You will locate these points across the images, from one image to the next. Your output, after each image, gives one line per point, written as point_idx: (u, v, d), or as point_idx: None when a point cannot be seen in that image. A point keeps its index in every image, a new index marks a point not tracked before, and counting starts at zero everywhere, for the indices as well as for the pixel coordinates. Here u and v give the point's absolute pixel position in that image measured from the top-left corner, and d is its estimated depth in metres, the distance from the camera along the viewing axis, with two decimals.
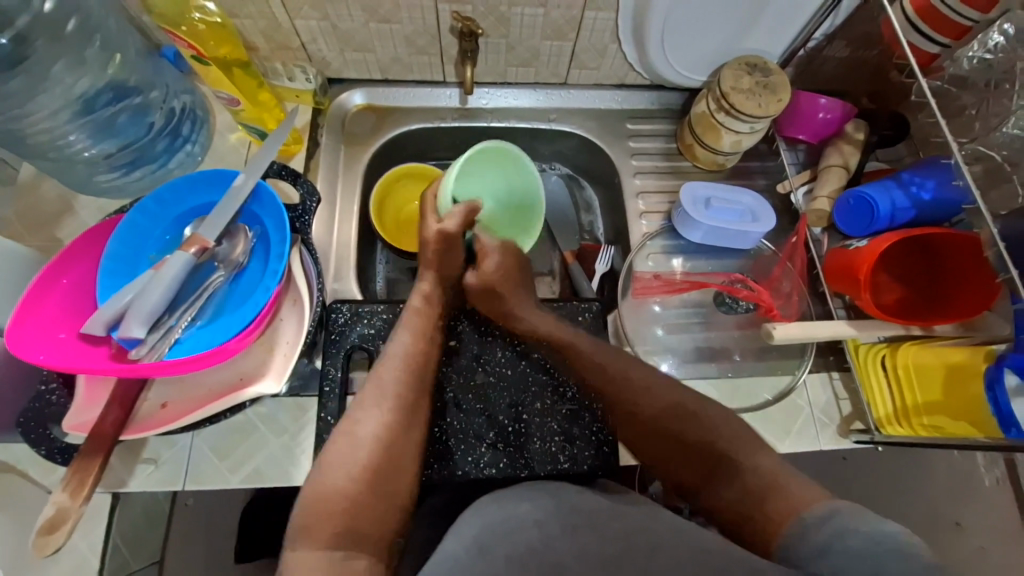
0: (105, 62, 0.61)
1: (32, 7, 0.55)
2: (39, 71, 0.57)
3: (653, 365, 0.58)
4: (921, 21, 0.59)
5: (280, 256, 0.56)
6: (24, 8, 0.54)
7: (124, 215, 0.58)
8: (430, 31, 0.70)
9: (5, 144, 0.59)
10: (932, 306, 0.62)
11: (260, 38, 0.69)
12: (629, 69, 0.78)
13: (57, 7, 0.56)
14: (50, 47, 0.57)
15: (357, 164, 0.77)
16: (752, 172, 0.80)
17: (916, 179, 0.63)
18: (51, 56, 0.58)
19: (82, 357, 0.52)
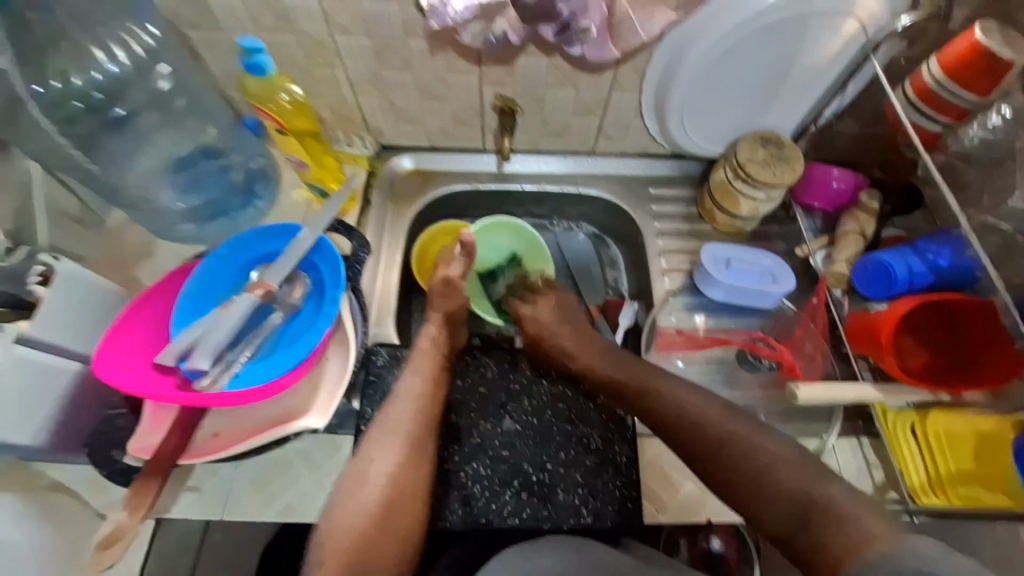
0: (201, 131, 0.74)
1: (149, 87, 0.69)
2: (144, 135, 0.71)
3: None
4: (922, 104, 0.62)
5: (332, 299, 0.62)
6: (142, 87, 0.69)
7: (202, 261, 0.65)
8: (474, 107, 0.79)
9: (111, 194, 0.72)
10: (959, 371, 0.63)
11: (328, 112, 0.80)
12: (651, 141, 0.85)
13: (170, 87, 0.70)
14: (156, 117, 0.71)
15: (402, 220, 0.85)
16: (771, 236, 0.84)
17: (932, 246, 0.65)
18: (157, 125, 0.72)
19: (150, 384, 0.57)
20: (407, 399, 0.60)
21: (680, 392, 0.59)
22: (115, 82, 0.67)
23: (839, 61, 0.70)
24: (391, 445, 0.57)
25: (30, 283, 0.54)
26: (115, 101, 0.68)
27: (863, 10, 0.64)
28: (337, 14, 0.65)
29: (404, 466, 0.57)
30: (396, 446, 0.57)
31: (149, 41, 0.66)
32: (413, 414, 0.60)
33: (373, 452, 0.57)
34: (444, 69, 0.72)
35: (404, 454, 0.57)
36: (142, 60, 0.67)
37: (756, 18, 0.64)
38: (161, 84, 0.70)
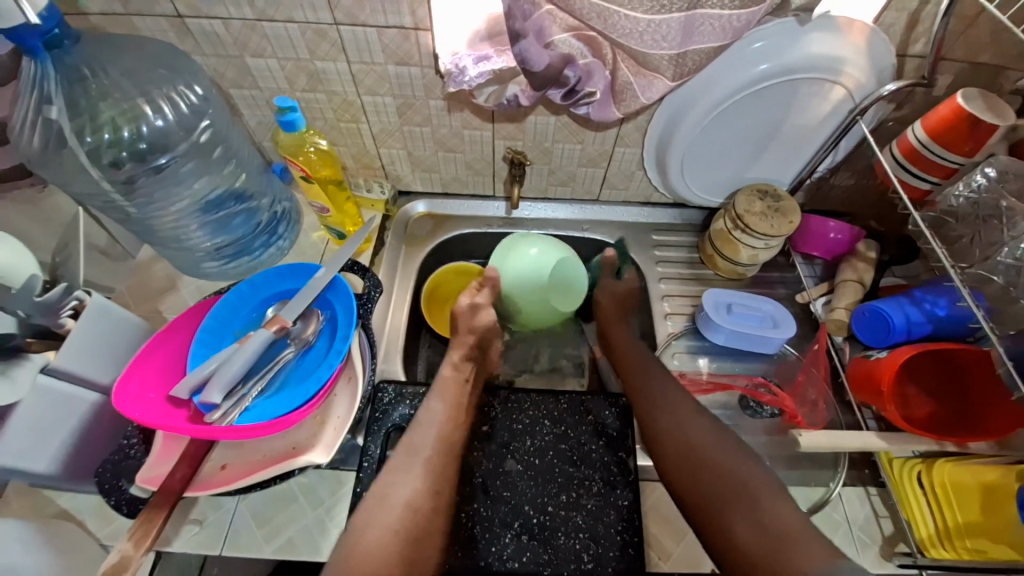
0: (233, 178, 0.77)
1: (191, 139, 0.72)
2: (180, 179, 0.74)
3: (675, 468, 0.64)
4: (909, 164, 0.65)
5: (344, 337, 0.65)
6: (184, 138, 0.72)
7: (221, 296, 0.69)
8: (486, 158, 0.85)
9: (145, 232, 0.77)
10: (963, 421, 0.63)
11: (350, 159, 0.86)
12: (654, 190, 0.89)
13: (210, 139, 0.73)
14: (196, 166, 0.74)
15: (414, 260, 0.90)
16: (772, 281, 0.86)
17: (928, 296, 0.67)
18: (197, 173, 0.75)
19: (165, 416, 0.59)
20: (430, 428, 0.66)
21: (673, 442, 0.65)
22: (159, 135, 0.70)
23: (830, 121, 0.73)
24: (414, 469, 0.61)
25: (64, 316, 0.58)
26: (159, 152, 0.71)
27: (849, 79, 0.68)
28: (364, 76, 0.71)
29: (427, 489, 0.61)
30: (415, 473, 0.62)
31: (194, 100, 0.71)
32: (432, 439, 0.65)
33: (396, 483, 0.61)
34: (460, 124, 0.78)
35: (424, 478, 0.62)
36: (185, 116, 0.71)
37: (746, 85, 0.69)
38: (203, 137, 0.73)
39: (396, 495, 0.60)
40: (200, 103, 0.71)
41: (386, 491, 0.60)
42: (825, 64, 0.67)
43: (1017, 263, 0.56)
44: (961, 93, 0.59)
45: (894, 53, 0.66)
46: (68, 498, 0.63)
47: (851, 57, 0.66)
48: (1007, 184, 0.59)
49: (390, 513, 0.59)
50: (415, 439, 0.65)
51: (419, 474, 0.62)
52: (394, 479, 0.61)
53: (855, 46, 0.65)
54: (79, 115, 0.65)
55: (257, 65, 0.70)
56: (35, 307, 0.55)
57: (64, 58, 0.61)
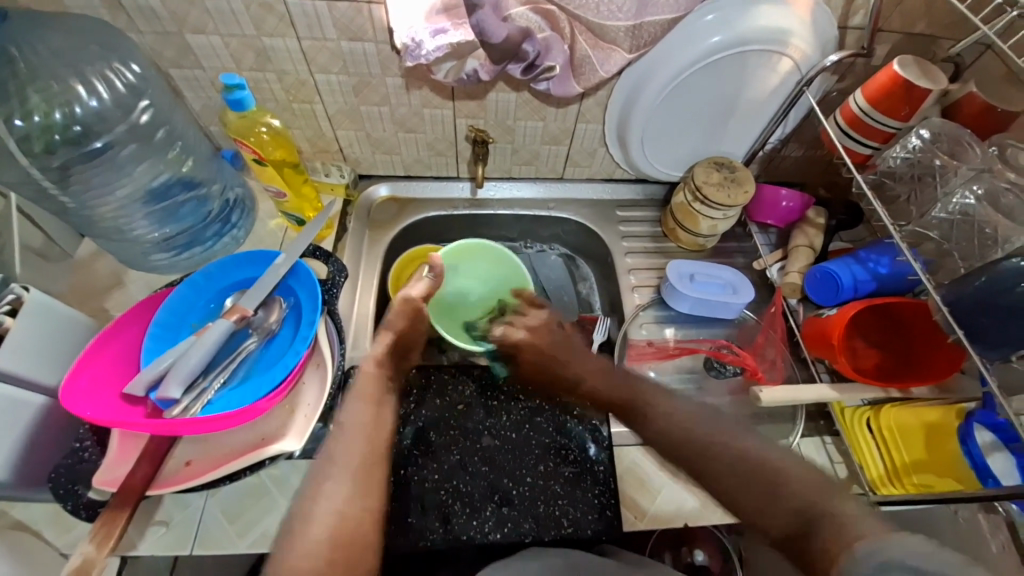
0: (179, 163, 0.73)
1: (130, 120, 0.68)
2: (123, 166, 0.70)
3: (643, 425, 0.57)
4: (852, 130, 0.68)
5: (309, 323, 0.63)
6: (123, 120, 0.68)
7: (175, 289, 0.65)
8: (447, 137, 0.83)
9: (85, 225, 0.72)
10: (907, 369, 0.68)
11: (306, 143, 0.83)
12: (616, 166, 0.91)
13: (152, 120, 0.69)
14: (137, 151, 0.70)
15: (379, 246, 0.88)
16: (730, 252, 0.90)
17: (871, 256, 0.72)
18: (138, 158, 0.70)
19: (119, 414, 0.56)
20: (348, 428, 0.56)
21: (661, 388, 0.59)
22: (95, 116, 0.66)
23: (779, 93, 0.76)
24: (340, 476, 0.52)
25: (0, 313, 0.53)
26: (94, 135, 0.67)
27: (795, 50, 0.71)
28: (316, 53, 0.69)
29: (356, 496, 0.51)
30: (347, 480, 0.51)
31: (132, 78, 0.67)
32: (359, 441, 0.55)
33: (318, 485, 0.51)
34: (419, 103, 0.77)
35: (355, 482, 0.52)
36: (122, 95, 0.67)
37: (700, 56, 0.70)
38: (144, 118, 0.69)
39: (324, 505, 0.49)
40: (139, 82, 0.67)
41: (312, 501, 0.50)
42: (772, 35, 0.69)
43: (951, 216, 0.61)
44: (897, 60, 0.63)
45: (835, 25, 0.69)
46: (21, 509, 0.58)
47: (797, 29, 0.69)
48: (940, 145, 0.64)
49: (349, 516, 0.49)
50: (357, 448, 0.54)
51: (348, 483, 0.51)
52: (323, 491, 0.50)
53: (800, 18, 0.68)
54: (7, 99, 0.60)
55: (198, 42, 0.66)
56: None
57: None
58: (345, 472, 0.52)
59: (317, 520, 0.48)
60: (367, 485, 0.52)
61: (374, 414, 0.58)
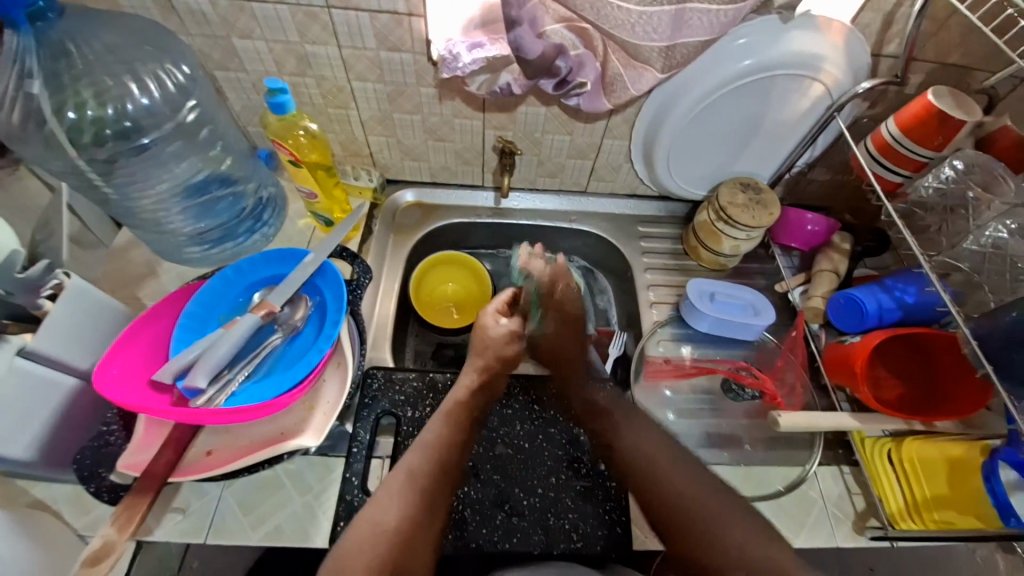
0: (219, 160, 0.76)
1: (178, 118, 0.70)
2: (165, 161, 0.72)
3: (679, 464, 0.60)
4: (883, 158, 0.68)
5: (334, 322, 0.64)
6: (171, 117, 0.70)
7: (206, 281, 0.67)
8: (475, 147, 0.85)
9: (124, 216, 0.74)
10: (933, 403, 0.66)
11: (338, 147, 0.86)
12: (639, 182, 0.92)
13: (197, 119, 0.71)
14: (182, 147, 0.72)
15: (402, 250, 0.90)
16: (751, 272, 0.90)
17: (898, 284, 0.71)
18: (183, 154, 0.72)
19: (146, 400, 0.58)
20: (425, 449, 0.60)
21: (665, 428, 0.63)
22: (145, 112, 0.67)
23: (809, 117, 0.77)
24: (406, 493, 0.56)
25: (42, 297, 0.55)
26: (142, 132, 0.68)
27: (827, 75, 0.71)
28: (355, 61, 0.71)
29: (417, 516, 0.55)
30: (410, 497, 0.56)
31: (182, 78, 0.69)
32: (428, 463, 0.59)
33: (385, 501, 0.56)
34: (451, 113, 0.79)
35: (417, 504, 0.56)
36: (172, 95, 0.68)
37: (732, 78, 0.71)
38: (190, 116, 0.71)
39: (387, 520, 0.54)
40: (188, 83, 0.69)
41: (378, 516, 0.54)
42: (805, 60, 0.69)
43: (982, 249, 0.60)
44: (931, 90, 0.62)
45: (870, 53, 0.69)
46: (42, 489, 0.60)
47: (830, 54, 0.69)
48: (973, 176, 0.63)
49: (377, 535, 0.53)
50: (416, 464, 0.58)
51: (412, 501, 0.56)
52: (385, 502, 0.55)
53: (834, 45, 0.68)
54: (60, 91, 0.62)
55: (244, 46, 0.69)
56: (16, 284, 0.52)
57: (47, 33, 0.58)
58: (414, 493, 0.56)
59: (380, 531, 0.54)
60: (429, 503, 0.57)
61: (448, 436, 0.62)
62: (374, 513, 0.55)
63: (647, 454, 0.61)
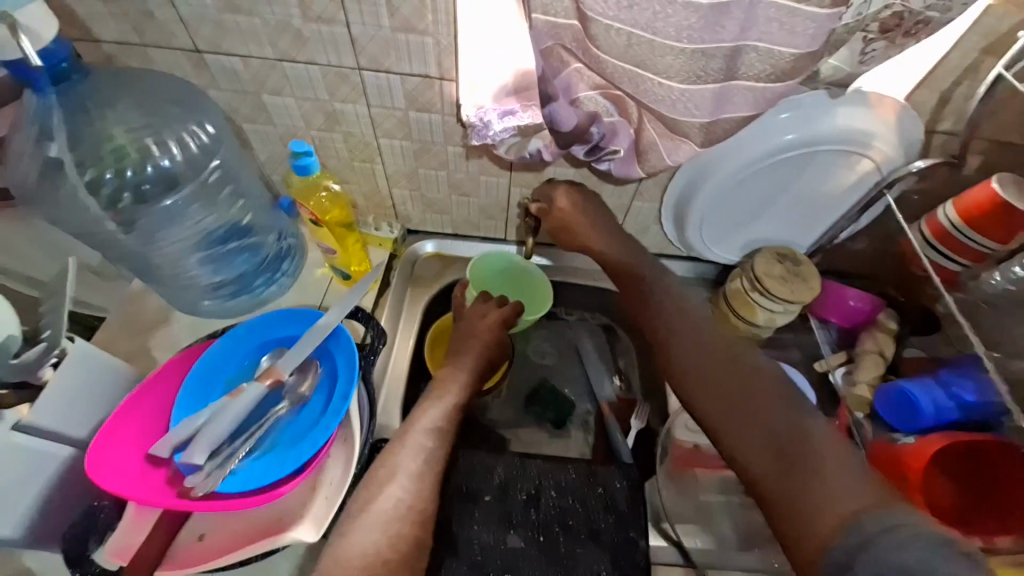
0: (229, 204, 0.74)
1: (201, 179, 0.70)
2: (181, 213, 0.70)
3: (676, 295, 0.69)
4: (940, 244, 0.64)
5: (343, 396, 0.61)
6: (194, 178, 0.70)
7: (215, 343, 0.66)
8: (500, 204, 0.83)
9: (143, 271, 0.73)
10: (986, 514, 0.61)
11: (361, 198, 0.84)
12: (668, 244, 0.88)
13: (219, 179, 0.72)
14: (202, 206, 0.72)
15: (419, 304, 0.87)
16: (785, 345, 0.85)
17: (955, 380, 0.66)
18: (203, 213, 0.72)
19: (142, 479, 0.56)
20: (424, 428, 0.64)
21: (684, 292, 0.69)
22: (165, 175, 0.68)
23: (853, 191, 0.73)
24: (416, 475, 0.60)
25: (44, 368, 0.53)
26: (164, 193, 0.69)
27: (877, 152, 0.67)
28: (383, 120, 0.70)
29: (428, 493, 0.59)
30: (416, 474, 0.60)
31: (206, 138, 0.69)
32: (435, 440, 0.63)
33: (393, 477, 0.59)
34: (477, 171, 0.77)
35: (429, 484, 0.60)
36: (195, 156, 0.69)
37: (771, 153, 0.67)
38: (212, 177, 0.71)
39: (403, 498, 0.57)
40: (212, 142, 0.69)
41: (390, 493, 0.58)
42: (852, 137, 0.66)
43: None
44: (997, 178, 0.59)
45: (922, 129, 0.65)
46: None
47: (880, 132, 0.65)
48: None
49: (390, 507, 0.57)
50: (428, 447, 0.62)
51: (418, 480, 0.59)
52: (398, 480, 0.59)
53: (884, 121, 0.65)
54: (80, 144, 0.62)
55: (273, 102, 0.68)
56: (11, 369, 0.50)
57: (70, 93, 0.58)
58: (417, 474, 0.60)
59: (392, 499, 0.57)
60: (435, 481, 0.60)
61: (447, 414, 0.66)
62: (386, 495, 0.57)
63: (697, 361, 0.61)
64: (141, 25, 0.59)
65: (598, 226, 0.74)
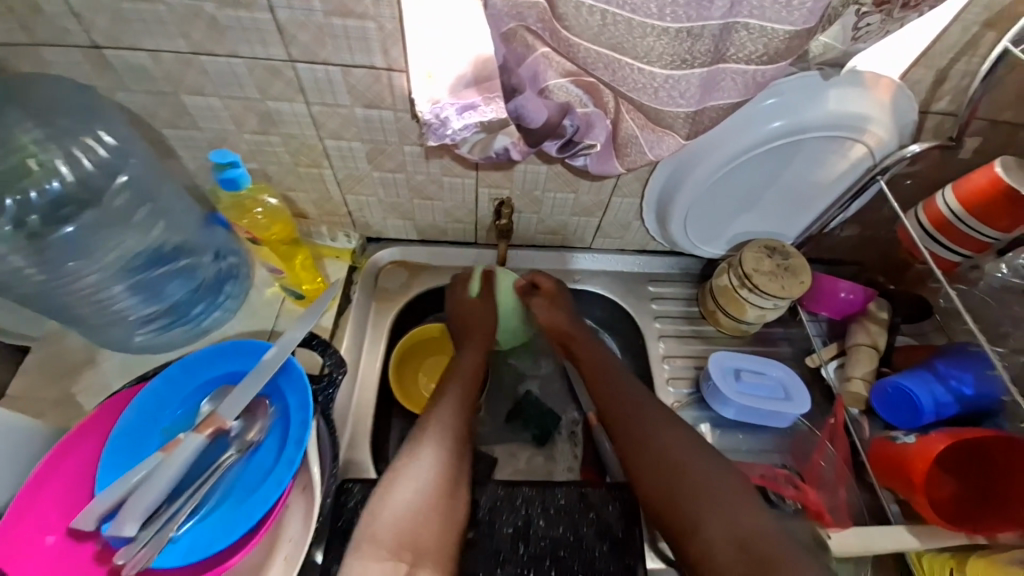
0: (147, 227, 0.63)
1: (102, 204, 0.60)
2: (88, 243, 0.59)
3: (593, 355, 0.75)
4: (939, 234, 0.60)
5: (297, 444, 0.54)
6: (96, 204, 0.60)
7: (146, 386, 0.57)
8: (468, 206, 0.75)
9: (52, 312, 0.62)
10: (992, 506, 0.57)
11: (311, 206, 0.75)
12: (650, 239, 0.82)
13: (129, 202, 0.62)
14: (113, 233, 0.61)
15: (385, 319, 0.79)
16: (776, 339, 0.81)
17: (953, 372, 0.62)
18: (115, 241, 0.61)
19: (66, 557, 0.49)
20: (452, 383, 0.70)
21: (599, 348, 0.76)
22: (56, 202, 0.57)
23: (844, 179, 0.68)
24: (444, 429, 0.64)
25: None
26: (62, 219, 0.58)
27: (871, 137, 0.62)
28: (326, 119, 0.61)
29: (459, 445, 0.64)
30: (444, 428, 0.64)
31: (105, 153, 0.60)
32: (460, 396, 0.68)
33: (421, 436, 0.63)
34: (439, 171, 0.69)
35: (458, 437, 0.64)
36: (91, 174, 0.59)
37: (759, 143, 0.62)
38: (117, 201, 0.61)
39: (432, 450, 0.62)
40: (112, 158, 0.60)
41: (419, 450, 0.62)
42: (846, 121, 0.61)
43: None
44: (998, 162, 0.55)
45: (917, 109, 0.60)
46: None
47: (876, 115, 0.60)
48: None
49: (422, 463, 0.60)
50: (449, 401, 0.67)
51: (448, 435, 0.64)
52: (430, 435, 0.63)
53: (879, 103, 0.60)
54: None
55: (196, 103, 0.59)
56: None
57: None
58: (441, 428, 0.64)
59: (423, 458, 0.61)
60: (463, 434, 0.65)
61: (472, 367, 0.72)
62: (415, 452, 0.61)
63: (632, 438, 0.65)
64: (26, 20, 0.49)
65: (554, 308, 0.78)
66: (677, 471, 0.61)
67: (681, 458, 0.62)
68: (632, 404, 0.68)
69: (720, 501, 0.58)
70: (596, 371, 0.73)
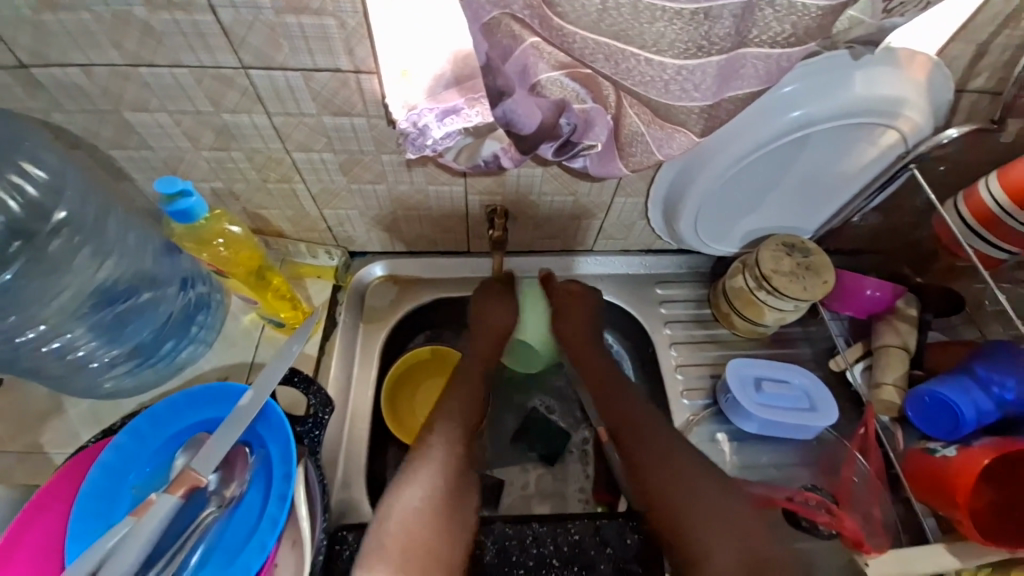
0: (95, 266, 0.58)
1: (37, 245, 0.55)
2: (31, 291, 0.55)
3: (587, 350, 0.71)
4: (983, 229, 0.55)
5: (281, 502, 0.49)
6: (38, 247, 0.55)
7: (111, 441, 0.52)
8: (458, 214, 0.69)
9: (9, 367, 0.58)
10: None
11: (286, 223, 0.69)
12: (656, 238, 0.76)
13: (66, 242, 0.56)
14: (60, 276, 0.56)
15: (375, 340, 0.73)
16: (794, 340, 0.76)
17: (996, 377, 0.57)
18: (64, 283, 0.57)
19: None
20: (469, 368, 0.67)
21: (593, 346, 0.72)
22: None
23: (870, 169, 0.62)
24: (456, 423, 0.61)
25: None
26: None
27: (905, 122, 0.56)
28: (291, 130, 0.54)
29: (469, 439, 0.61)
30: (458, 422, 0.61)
31: (36, 188, 0.54)
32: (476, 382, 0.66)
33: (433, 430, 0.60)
34: (423, 180, 0.62)
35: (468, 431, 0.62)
36: (21, 215, 0.54)
37: (778, 137, 0.55)
38: (56, 242, 0.56)
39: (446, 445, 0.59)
40: (43, 196, 0.54)
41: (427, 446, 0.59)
42: (877, 107, 0.54)
43: None
44: None
45: (953, 89, 0.54)
46: None
47: (910, 98, 0.54)
48: None
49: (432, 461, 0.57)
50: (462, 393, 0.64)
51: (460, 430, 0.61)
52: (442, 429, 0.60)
53: (913, 85, 0.53)
54: None
55: (141, 121, 0.52)
56: None
57: None
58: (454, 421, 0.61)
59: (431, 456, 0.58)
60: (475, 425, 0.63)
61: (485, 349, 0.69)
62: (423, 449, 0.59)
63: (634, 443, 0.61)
64: None
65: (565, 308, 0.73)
66: (679, 483, 0.57)
67: (687, 471, 0.58)
68: (642, 414, 0.63)
69: (725, 515, 0.55)
70: (604, 374, 0.69)
